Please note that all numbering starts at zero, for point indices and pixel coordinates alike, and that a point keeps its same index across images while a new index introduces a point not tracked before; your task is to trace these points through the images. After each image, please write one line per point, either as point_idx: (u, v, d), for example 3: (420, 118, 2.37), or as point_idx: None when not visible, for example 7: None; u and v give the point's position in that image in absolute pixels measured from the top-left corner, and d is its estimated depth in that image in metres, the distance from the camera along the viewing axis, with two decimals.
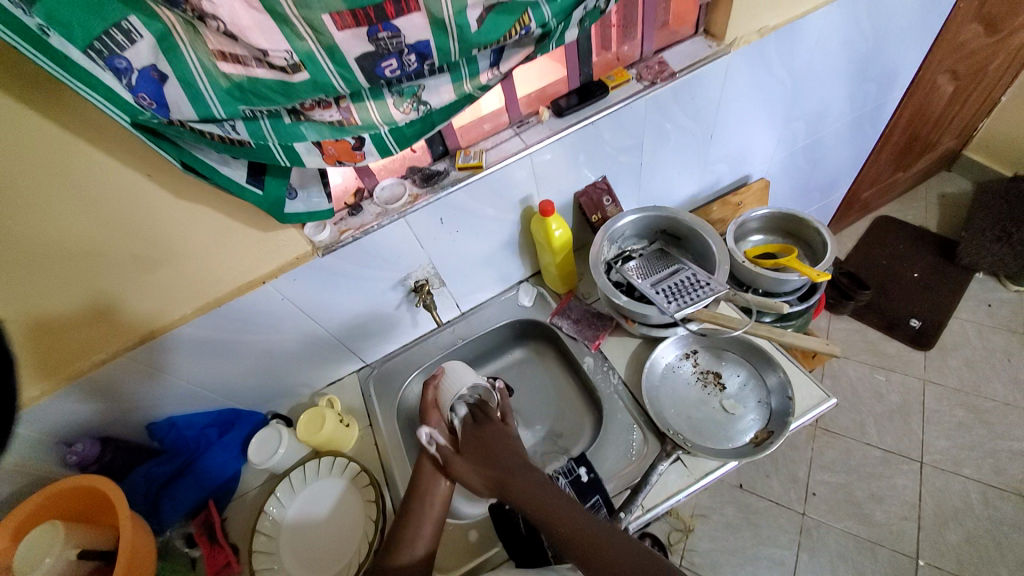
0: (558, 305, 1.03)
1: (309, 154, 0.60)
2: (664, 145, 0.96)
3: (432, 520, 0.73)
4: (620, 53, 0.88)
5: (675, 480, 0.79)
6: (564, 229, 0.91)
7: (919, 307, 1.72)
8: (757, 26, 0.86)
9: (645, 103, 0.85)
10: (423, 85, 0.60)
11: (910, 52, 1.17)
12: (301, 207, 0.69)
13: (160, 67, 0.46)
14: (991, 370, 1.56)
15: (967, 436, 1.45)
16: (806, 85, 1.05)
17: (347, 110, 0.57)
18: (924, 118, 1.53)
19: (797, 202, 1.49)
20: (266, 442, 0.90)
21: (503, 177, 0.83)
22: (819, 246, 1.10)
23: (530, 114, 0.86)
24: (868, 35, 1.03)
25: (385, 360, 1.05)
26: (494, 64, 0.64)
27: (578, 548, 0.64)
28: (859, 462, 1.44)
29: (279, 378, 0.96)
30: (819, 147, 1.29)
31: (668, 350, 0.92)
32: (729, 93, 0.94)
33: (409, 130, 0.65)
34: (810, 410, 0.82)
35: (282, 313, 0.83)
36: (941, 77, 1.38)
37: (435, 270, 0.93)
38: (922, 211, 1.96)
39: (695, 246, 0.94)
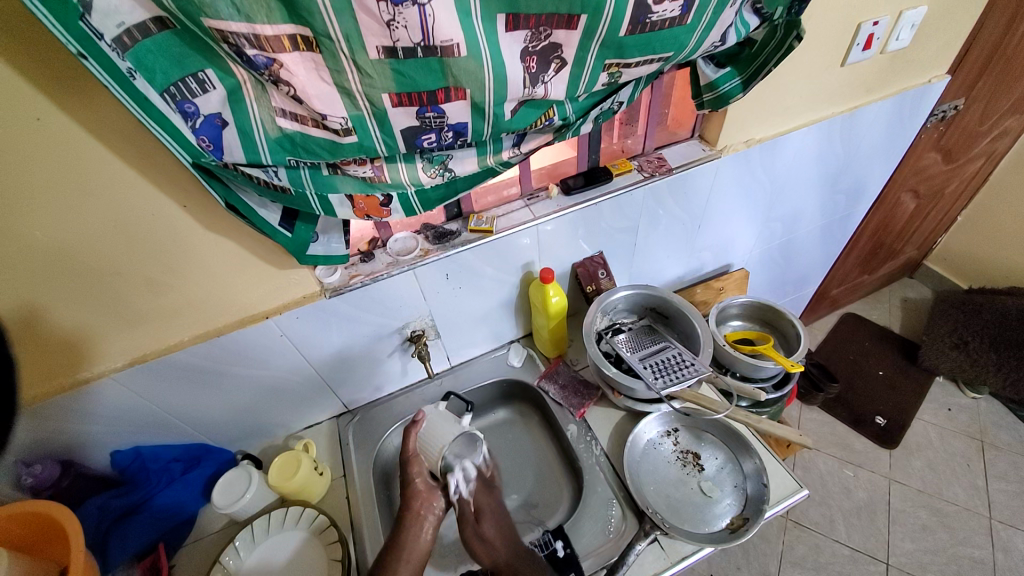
0: (547, 368, 1.05)
1: (341, 205, 0.65)
2: (657, 229, 1.04)
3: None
4: (625, 145, 0.97)
5: (652, 562, 0.78)
6: (560, 296, 0.96)
7: (884, 405, 1.79)
8: (744, 138, 0.99)
9: (644, 191, 0.94)
10: (451, 155, 0.65)
11: (875, 172, 1.33)
12: (319, 250, 0.72)
13: (224, 115, 0.51)
14: (952, 474, 1.61)
15: (931, 540, 1.46)
16: (784, 191, 1.17)
17: (379, 168, 0.62)
18: (888, 229, 1.70)
19: (774, 293, 1.59)
20: (232, 484, 0.86)
21: (509, 244, 0.89)
22: (793, 338, 1.16)
23: (540, 189, 0.94)
24: (839, 153, 1.17)
25: (367, 407, 1.04)
26: (516, 145, 0.70)
27: None
28: (829, 559, 1.43)
29: (258, 416, 0.94)
30: (795, 245, 1.41)
31: (650, 425, 0.94)
32: (717, 191, 1.04)
33: (433, 192, 0.71)
34: (784, 499, 0.83)
35: (277, 349, 0.83)
36: (902, 195, 1.55)
37: (432, 323, 0.95)
38: (886, 312, 2.10)
39: (681, 326, 1.00)
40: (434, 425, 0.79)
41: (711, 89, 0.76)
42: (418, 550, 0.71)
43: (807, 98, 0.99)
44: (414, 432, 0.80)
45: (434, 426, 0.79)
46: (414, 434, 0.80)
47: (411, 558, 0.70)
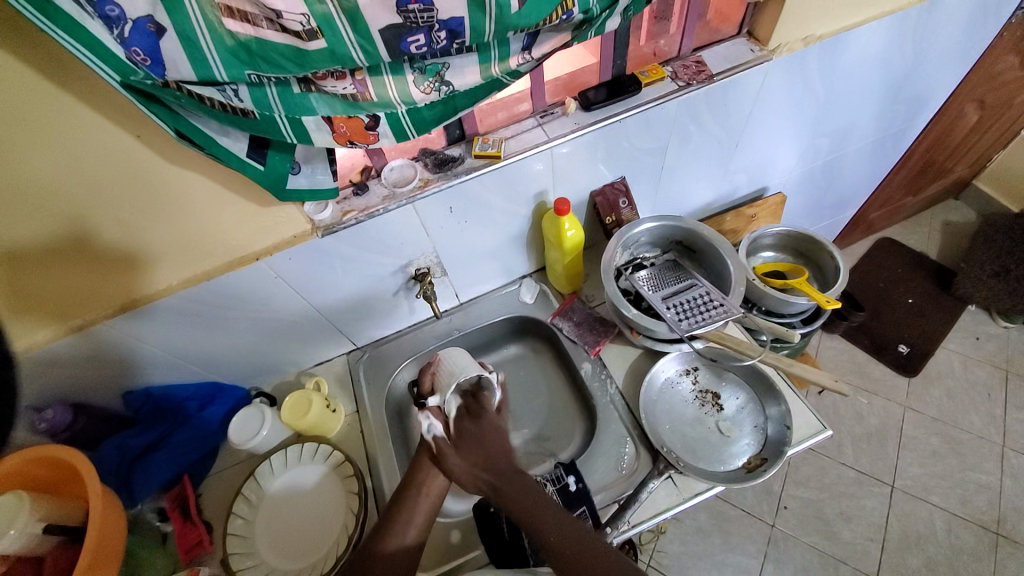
0: (561, 305, 1.00)
1: (318, 130, 0.55)
2: (687, 150, 0.92)
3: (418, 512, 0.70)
4: (656, 48, 0.82)
5: (664, 498, 0.78)
6: (577, 230, 0.87)
7: (908, 333, 1.73)
8: (802, 34, 0.82)
9: (677, 105, 0.80)
10: (447, 64, 0.54)
11: (948, 76, 1.13)
12: (303, 183, 0.64)
13: (158, 19, 0.41)
14: (971, 403, 1.58)
15: (939, 466, 1.48)
16: (839, 102, 1.01)
17: (362, 83, 0.52)
18: (944, 144, 1.50)
19: (808, 219, 1.46)
20: (248, 423, 0.86)
21: (519, 170, 0.78)
22: (830, 271, 1.07)
23: (555, 104, 0.81)
24: (908, 54, 0.99)
25: (376, 344, 1.02)
26: (527, 48, 0.57)
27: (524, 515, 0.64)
28: (833, 480, 1.47)
29: (266, 355, 0.92)
30: (839, 165, 1.26)
31: (669, 364, 0.90)
32: (761, 103, 0.90)
33: (429, 112, 0.60)
34: (805, 440, 0.81)
35: (273, 291, 0.79)
36: (969, 105, 1.35)
37: (438, 260, 0.89)
38: (924, 237, 1.95)
39: (709, 261, 0.91)
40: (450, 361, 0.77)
41: None
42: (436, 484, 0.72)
43: None
44: (432, 370, 0.79)
45: (451, 361, 0.78)
46: (431, 373, 0.79)
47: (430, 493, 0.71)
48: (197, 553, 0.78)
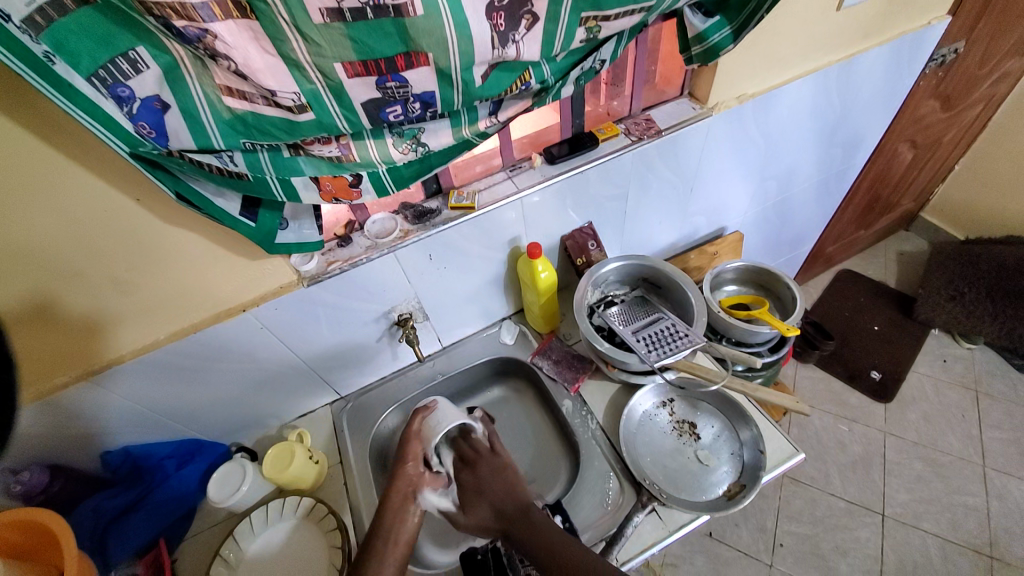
0: (540, 344, 1.04)
1: (306, 189, 0.61)
2: (648, 195, 1.00)
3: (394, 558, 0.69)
4: (610, 107, 0.92)
5: (649, 532, 0.79)
6: (549, 271, 0.93)
7: (878, 359, 1.80)
8: (736, 93, 0.93)
9: (632, 157, 0.89)
10: (422, 128, 0.61)
11: (873, 123, 1.27)
12: (292, 238, 0.69)
13: (164, 98, 0.47)
14: (946, 424, 1.63)
15: (925, 489, 1.50)
16: (778, 149, 1.12)
17: (346, 146, 0.58)
18: (885, 181, 1.65)
19: (769, 255, 1.56)
20: (228, 478, 0.85)
21: (492, 219, 0.85)
22: (789, 300, 1.15)
23: (523, 159, 0.89)
24: (834, 106, 1.12)
25: (360, 393, 1.03)
26: (493, 113, 0.65)
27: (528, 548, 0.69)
28: (825, 513, 1.47)
29: (249, 408, 0.92)
30: (790, 204, 1.37)
31: (645, 397, 0.93)
32: (709, 152, 1.00)
33: (406, 170, 0.66)
34: (781, 464, 0.83)
35: (259, 342, 0.81)
36: (900, 145, 1.50)
37: (419, 305, 0.93)
38: (882, 266, 2.08)
39: (674, 295, 0.98)
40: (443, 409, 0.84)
41: (700, 40, 0.71)
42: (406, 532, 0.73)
43: (801, 48, 0.93)
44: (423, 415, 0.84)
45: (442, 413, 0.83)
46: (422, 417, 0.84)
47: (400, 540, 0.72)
48: None
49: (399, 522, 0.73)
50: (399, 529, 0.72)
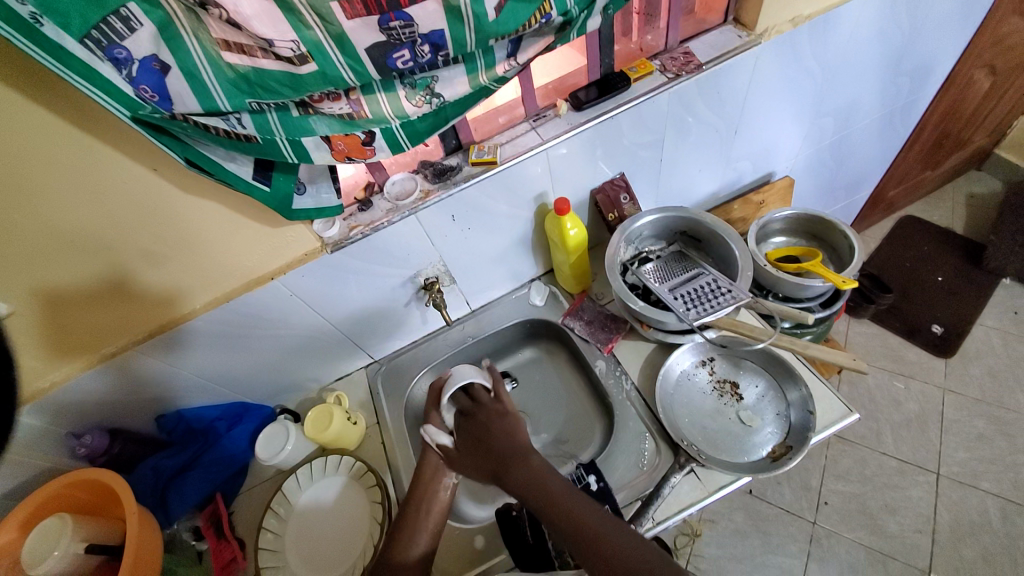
0: (571, 305, 1.00)
1: (317, 149, 0.58)
2: (686, 141, 0.92)
3: (428, 531, 0.71)
4: (643, 43, 0.83)
5: (687, 493, 0.76)
6: (579, 228, 0.88)
7: (941, 312, 1.65)
8: (790, 15, 0.81)
9: (667, 97, 0.81)
10: (436, 77, 0.56)
11: (952, 43, 1.10)
12: (310, 203, 0.67)
13: (162, 57, 0.44)
14: (1017, 381, 1.50)
15: (988, 449, 1.40)
16: (838, 79, 0.99)
17: (357, 102, 0.54)
18: (959, 114, 1.46)
19: (820, 202, 1.43)
20: (273, 438, 0.89)
21: (517, 174, 0.80)
22: (845, 251, 1.05)
23: (547, 107, 0.82)
24: (905, 26, 0.97)
25: (392, 356, 1.04)
26: (512, 55, 0.59)
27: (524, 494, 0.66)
28: (874, 472, 1.41)
29: (287, 372, 0.95)
30: (848, 144, 1.23)
31: (683, 356, 0.89)
32: (757, 86, 0.89)
33: (421, 125, 0.62)
34: (832, 425, 0.78)
35: (290, 309, 0.82)
36: (978, 72, 1.31)
37: (446, 268, 0.91)
38: (948, 213, 1.87)
39: (716, 249, 0.91)
40: (460, 370, 0.82)
41: None
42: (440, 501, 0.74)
43: None
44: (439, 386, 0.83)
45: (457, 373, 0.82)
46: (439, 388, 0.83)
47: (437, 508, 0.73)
48: (232, 568, 0.81)
49: (431, 488, 0.74)
50: (433, 501, 0.74)
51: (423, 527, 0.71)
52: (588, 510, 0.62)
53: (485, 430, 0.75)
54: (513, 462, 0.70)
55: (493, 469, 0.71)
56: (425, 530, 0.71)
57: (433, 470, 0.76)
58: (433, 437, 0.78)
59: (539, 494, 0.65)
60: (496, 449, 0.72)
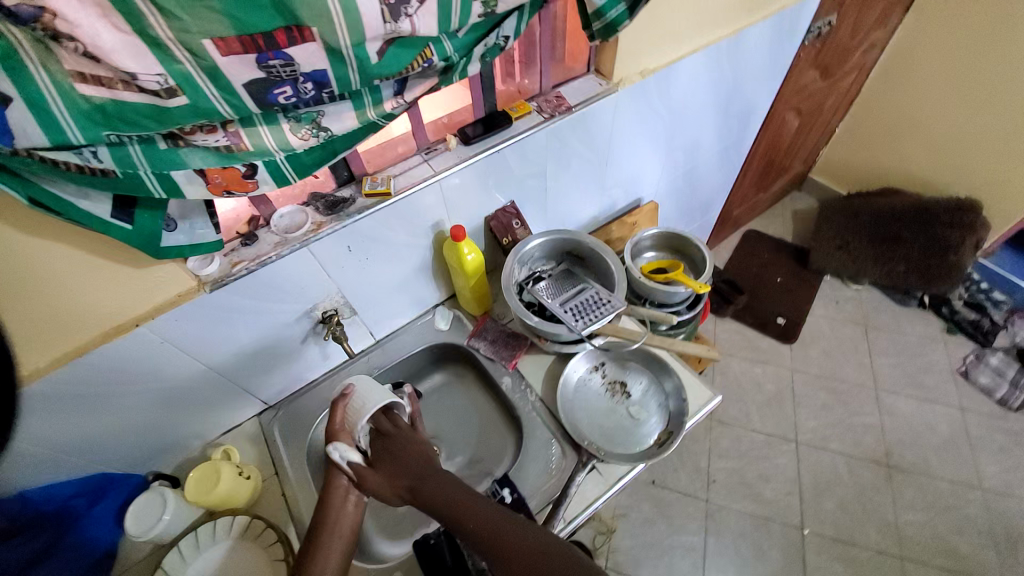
0: (475, 326, 1.04)
1: (190, 183, 0.55)
2: (566, 170, 1.02)
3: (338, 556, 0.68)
4: (521, 86, 0.92)
5: (592, 489, 0.83)
6: (476, 253, 0.92)
7: (783, 307, 1.99)
8: (638, 68, 0.97)
9: (546, 133, 0.90)
10: (322, 111, 0.57)
11: (763, 93, 1.38)
12: (182, 239, 0.62)
13: (0, 88, 0.40)
14: (845, 357, 1.85)
15: (830, 415, 1.71)
16: (682, 120, 1.19)
17: (235, 135, 0.53)
18: (778, 146, 1.81)
19: (683, 220, 1.67)
20: (146, 510, 0.78)
21: (412, 204, 0.83)
22: (700, 261, 1.24)
23: (438, 141, 0.87)
24: (727, 78, 1.20)
25: (291, 399, 0.97)
26: (399, 93, 0.63)
27: (446, 514, 0.66)
28: (749, 447, 1.63)
29: (162, 431, 0.84)
30: (697, 172, 1.47)
31: (579, 364, 0.96)
32: (620, 125, 1.03)
33: (308, 157, 0.62)
34: (702, 409, 0.91)
35: (163, 357, 0.74)
36: (788, 114, 1.65)
37: (345, 300, 0.89)
38: (780, 224, 2.29)
39: (597, 266, 1.01)
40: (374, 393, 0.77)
41: (598, 17, 0.71)
42: (343, 520, 0.69)
43: (696, 20, 0.97)
44: (344, 404, 0.76)
45: (364, 392, 0.77)
46: (343, 407, 0.76)
47: (342, 533, 0.69)
48: None
49: (340, 513, 0.70)
50: (340, 513, 0.70)
51: (333, 558, 0.67)
52: (514, 524, 0.64)
53: (401, 449, 0.73)
54: (434, 483, 0.69)
55: (414, 488, 0.69)
56: (335, 556, 0.67)
57: (342, 496, 0.71)
58: (344, 454, 0.71)
59: (462, 511, 0.66)
60: (417, 467, 0.71)
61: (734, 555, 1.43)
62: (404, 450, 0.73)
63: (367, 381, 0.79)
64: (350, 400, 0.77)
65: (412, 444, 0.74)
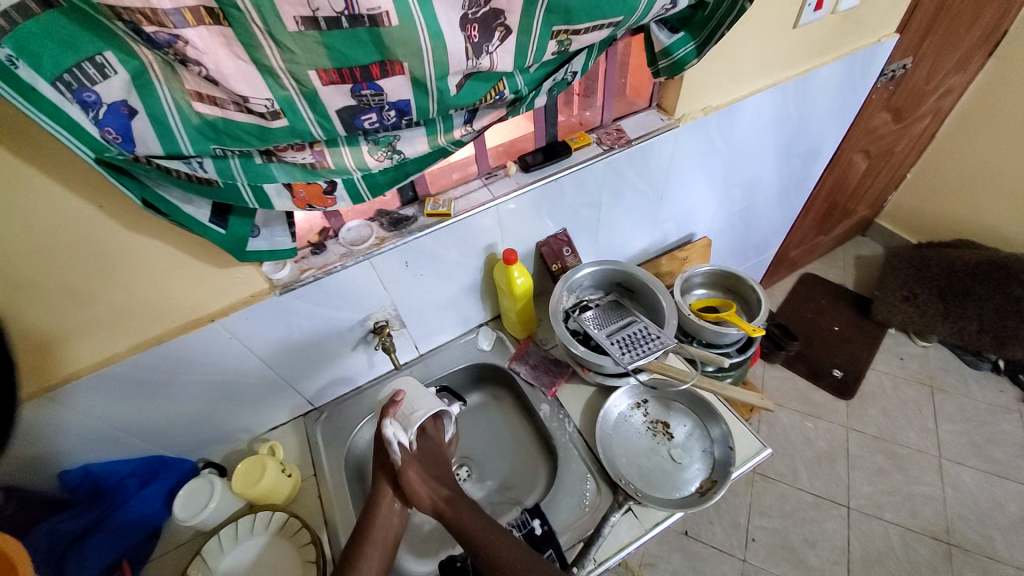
0: (517, 350, 1.04)
1: (278, 196, 0.60)
2: (620, 202, 1.03)
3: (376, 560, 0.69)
4: (582, 118, 0.94)
5: (626, 532, 0.80)
6: (526, 277, 0.94)
7: (839, 359, 1.87)
8: (701, 105, 0.97)
9: (603, 165, 0.91)
10: (398, 136, 0.61)
11: (829, 135, 1.34)
12: (263, 245, 0.67)
13: (131, 103, 0.46)
14: (906, 420, 1.70)
15: (888, 482, 1.56)
16: (742, 159, 1.17)
17: (320, 153, 0.58)
18: (842, 189, 1.74)
19: (735, 259, 1.62)
20: (194, 497, 0.82)
21: (469, 226, 0.86)
22: (755, 303, 1.19)
23: (498, 167, 0.90)
24: (791, 119, 1.17)
25: (336, 403, 1.01)
26: (468, 122, 0.66)
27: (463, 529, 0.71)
28: (794, 507, 1.52)
29: (216, 421, 0.89)
30: (753, 212, 1.43)
31: (620, 399, 0.95)
32: (677, 161, 1.03)
33: (382, 177, 0.66)
34: (749, 461, 0.86)
35: (227, 352, 0.79)
36: (856, 156, 1.59)
37: (396, 312, 0.92)
38: (839, 270, 2.17)
39: (646, 300, 1.00)
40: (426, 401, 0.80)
41: (665, 55, 0.73)
42: (389, 535, 0.72)
43: (763, 61, 0.97)
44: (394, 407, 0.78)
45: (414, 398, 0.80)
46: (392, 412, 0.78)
47: (383, 543, 0.71)
48: None
49: (382, 523, 0.72)
50: (382, 525, 0.72)
51: (373, 566, 0.68)
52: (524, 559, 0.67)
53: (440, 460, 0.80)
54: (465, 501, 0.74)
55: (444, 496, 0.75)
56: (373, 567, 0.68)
57: (387, 504, 0.74)
58: (396, 433, 0.75)
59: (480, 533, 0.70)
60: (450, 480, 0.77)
61: None
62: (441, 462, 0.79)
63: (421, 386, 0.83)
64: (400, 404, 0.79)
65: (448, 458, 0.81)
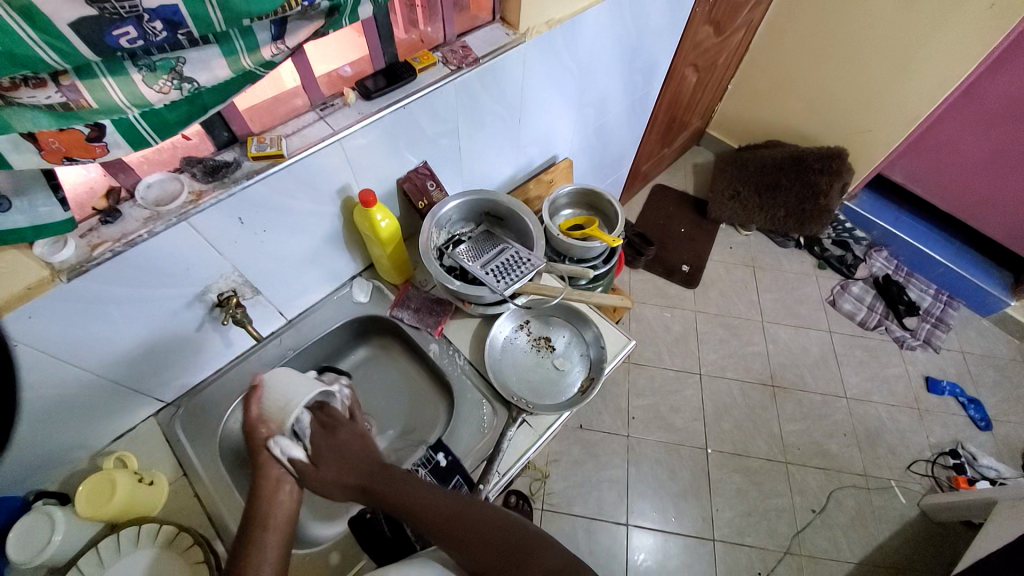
0: (397, 296, 1.00)
1: (17, 151, 0.46)
2: (479, 128, 0.99)
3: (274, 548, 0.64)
4: (423, 34, 0.86)
5: (523, 441, 0.87)
6: (390, 218, 0.88)
7: (687, 255, 2.16)
8: (545, 19, 0.94)
9: (454, 88, 0.86)
10: (182, 58, 0.48)
11: (664, 49, 1.42)
12: (22, 221, 0.52)
13: None
14: (737, 296, 2.07)
15: (726, 347, 1.92)
16: (590, 75, 1.20)
17: (72, 89, 0.44)
18: (678, 103, 1.90)
19: (597, 176, 1.71)
20: (31, 534, 0.68)
21: (309, 167, 0.75)
22: (613, 217, 1.27)
23: (334, 96, 0.79)
24: (631, 32, 1.21)
25: (194, 393, 0.89)
26: (278, 38, 0.54)
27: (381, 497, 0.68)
28: (661, 383, 1.80)
29: (35, 446, 0.72)
30: (607, 130, 1.51)
31: (504, 325, 0.98)
32: (529, 80, 1.01)
33: (171, 113, 0.53)
34: (618, 353, 0.97)
35: (19, 363, 0.63)
36: (687, 70, 1.73)
37: (244, 279, 0.81)
38: (682, 177, 2.45)
39: (515, 226, 1.01)
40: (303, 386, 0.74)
41: None
42: (279, 513, 0.67)
43: None
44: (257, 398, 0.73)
45: (281, 385, 0.74)
46: (256, 400, 0.73)
47: (278, 525, 0.66)
48: None
49: (272, 505, 0.67)
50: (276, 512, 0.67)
51: (269, 554, 0.63)
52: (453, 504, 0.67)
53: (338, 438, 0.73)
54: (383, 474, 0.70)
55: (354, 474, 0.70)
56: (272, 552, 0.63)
57: (275, 486, 0.68)
58: (286, 450, 0.69)
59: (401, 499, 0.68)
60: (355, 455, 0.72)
61: (652, 479, 1.60)
62: (344, 441, 0.74)
63: (290, 373, 0.76)
64: (267, 394, 0.74)
65: (348, 433, 0.75)
